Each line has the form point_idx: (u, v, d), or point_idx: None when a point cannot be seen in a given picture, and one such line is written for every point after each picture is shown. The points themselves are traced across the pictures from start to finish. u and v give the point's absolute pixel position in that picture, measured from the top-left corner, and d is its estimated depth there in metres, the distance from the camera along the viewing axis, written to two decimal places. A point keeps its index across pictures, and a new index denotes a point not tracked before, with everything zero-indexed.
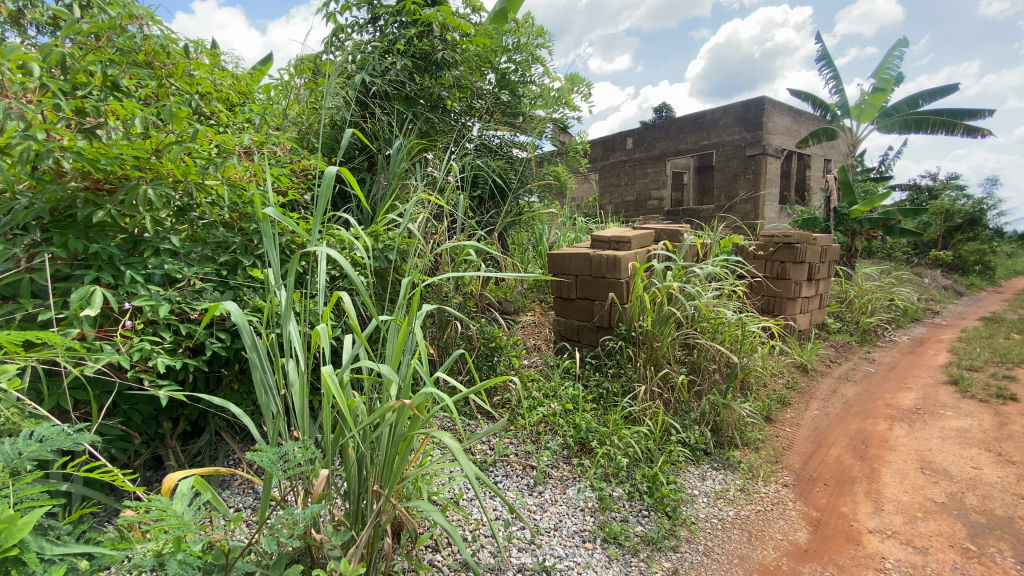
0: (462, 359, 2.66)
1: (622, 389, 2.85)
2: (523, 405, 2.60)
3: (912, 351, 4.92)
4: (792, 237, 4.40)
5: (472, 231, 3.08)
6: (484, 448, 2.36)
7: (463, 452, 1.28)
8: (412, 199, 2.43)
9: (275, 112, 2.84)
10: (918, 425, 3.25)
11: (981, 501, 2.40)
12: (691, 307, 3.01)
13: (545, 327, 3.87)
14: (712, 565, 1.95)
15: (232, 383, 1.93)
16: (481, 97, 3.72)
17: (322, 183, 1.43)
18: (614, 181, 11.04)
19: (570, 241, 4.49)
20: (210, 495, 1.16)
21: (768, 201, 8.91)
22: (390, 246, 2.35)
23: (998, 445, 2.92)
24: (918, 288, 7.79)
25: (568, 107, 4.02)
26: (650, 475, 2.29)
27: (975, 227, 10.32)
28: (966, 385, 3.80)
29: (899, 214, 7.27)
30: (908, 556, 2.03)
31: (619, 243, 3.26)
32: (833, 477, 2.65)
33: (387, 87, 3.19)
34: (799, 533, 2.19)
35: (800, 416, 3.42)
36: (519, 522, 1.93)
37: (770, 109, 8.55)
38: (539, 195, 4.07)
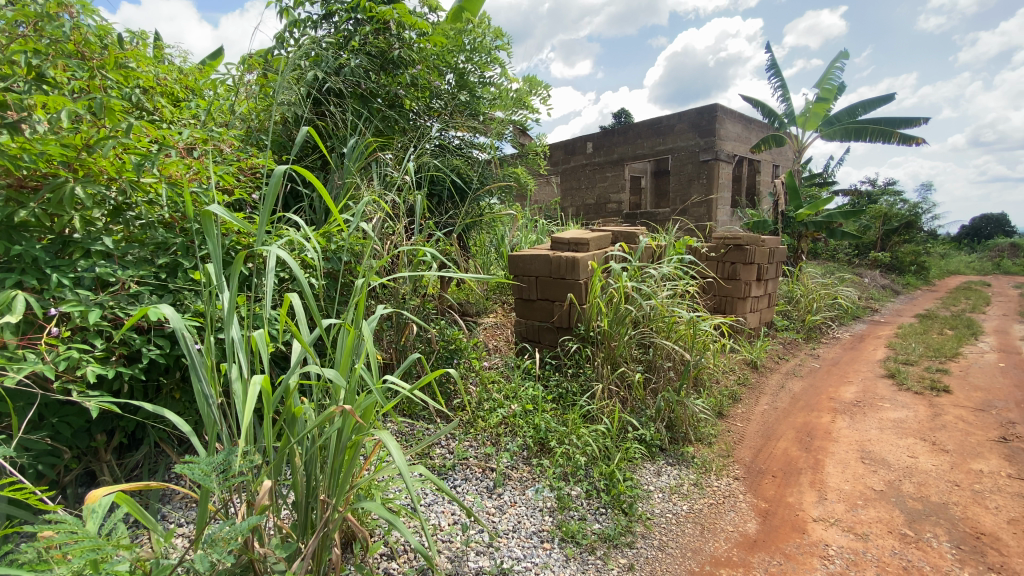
0: (420, 363, 2.62)
1: (581, 388, 2.88)
2: (482, 406, 2.59)
3: (854, 346, 5.20)
4: (741, 239, 4.58)
5: (431, 232, 3.05)
6: (443, 451, 2.33)
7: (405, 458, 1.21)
8: (366, 198, 2.38)
9: (222, 107, 2.73)
10: (858, 416, 3.44)
11: (917, 488, 2.55)
12: (648, 306, 3.08)
13: (506, 327, 3.87)
14: (667, 559, 1.99)
15: (173, 392, 1.82)
16: (439, 97, 3.67)
17: (270, 182, 1.35)
18: (575, 184, 11.19)
19: (531, 243, 4.52)
20: (128, 506, 1.07)
21: (721, 204, 9.24)
22: (343, 247, 2.29)
23: (931, 435, 3.12)
24: (858, 287, 8.26)
25: (527, 109, 4.03)
26: (607, 472, 2.31)
27: (910, 230, 11.02)
28: (902, 378, 4.04)
29: (841, 217, 7.69)
30: (850, 543, 2.12)
31: (578, 244, 3.30)
32: (781, 469, 2.76)
33: (342, 85, 3.12)
34: (749, 524, 2.27)
35: (751, 411, 3.55)
36: (478, 525, 1.92)
37: (722, 116, 8.89)
38: (499, 196, 4.07)
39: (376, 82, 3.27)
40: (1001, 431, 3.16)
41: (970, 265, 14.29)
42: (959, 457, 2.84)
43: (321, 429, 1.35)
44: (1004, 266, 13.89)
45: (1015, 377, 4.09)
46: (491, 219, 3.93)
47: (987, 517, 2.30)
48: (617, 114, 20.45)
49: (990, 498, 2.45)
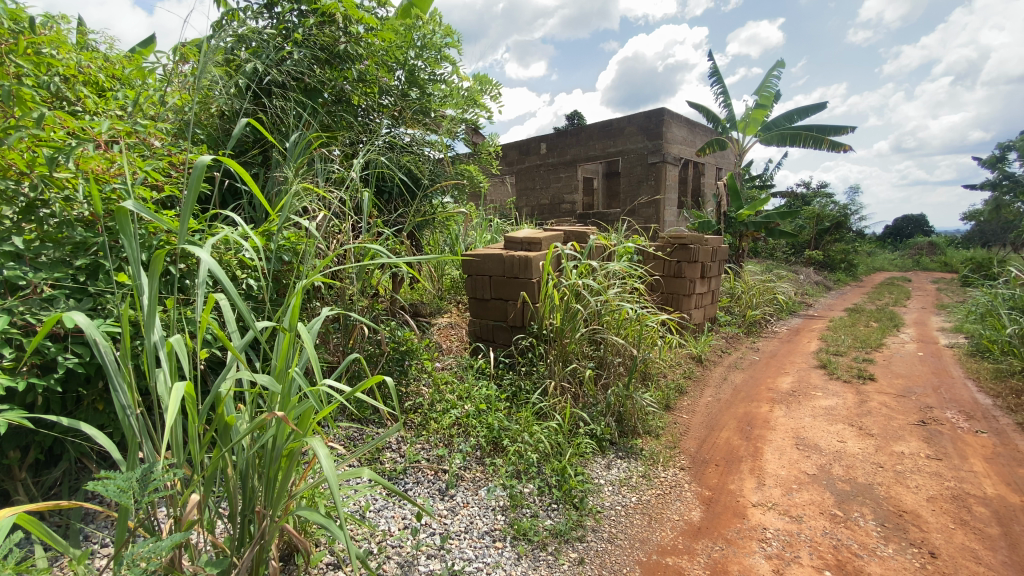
0: (354, 362, 2.46)
1: (534, 385, 2.91)
2: (434, 408, 2.55)
3: (790, 339, 5.51)
4: (686, 238, 4.75)
5: (380, 231, 2.98)
6: (394, 455, 2.28)
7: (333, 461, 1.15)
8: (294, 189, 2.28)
9: (153, 98, 2.56)
10: (793, 405, 3.64)
11: (845, 471, 2.72)
12: (598, 303, 3.14)
13: (459, 327, 3.85)
14: (616, 551, 2.04)
15: (95, 403, 1.68)
16: (389, 94, 3.60)
17: (193, 174, 1.26)
18: (530, 184, 11.25)
19: (484, 242, 4.51)
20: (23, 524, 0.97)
21: (669, 205, 9.58)
22: (285, 247, 2.21)
23: (858, 420, 3.34)
24: (794, 283, 8.77)
25: (478, 108, 4.01)
26: (559, 468, 2.34)
27: (840, 230, 11.79)
28: (832, 368, 4.32)
29: (778, 218, 8.13)
30: (785, 526, 2.24)
31: (531, 243, 3.32)
32: (723, 458, 2.88)
33: (284, 78, 2.99)
34: (694, 512, 2.35)
35: (695, 403, 3.69)
36: (429, 528, 1.89)
37: (669, 120, 9.20)
38: (451, 194, 4.04)
39: (321, 76, 3.16)
40: (919, 415, 3.43)
41: (892, 262, 15.47)
42: (883, 440, 3.06)
43: (255, 437, 1.29)
44: (922, 262, 15.12)
45: (931, 365, 4.46)
46: (444, 219, 3.89)
47: (908, 495, 2.49)
48: (569, 116, 20.81)
49: (909, 477, 2.65)
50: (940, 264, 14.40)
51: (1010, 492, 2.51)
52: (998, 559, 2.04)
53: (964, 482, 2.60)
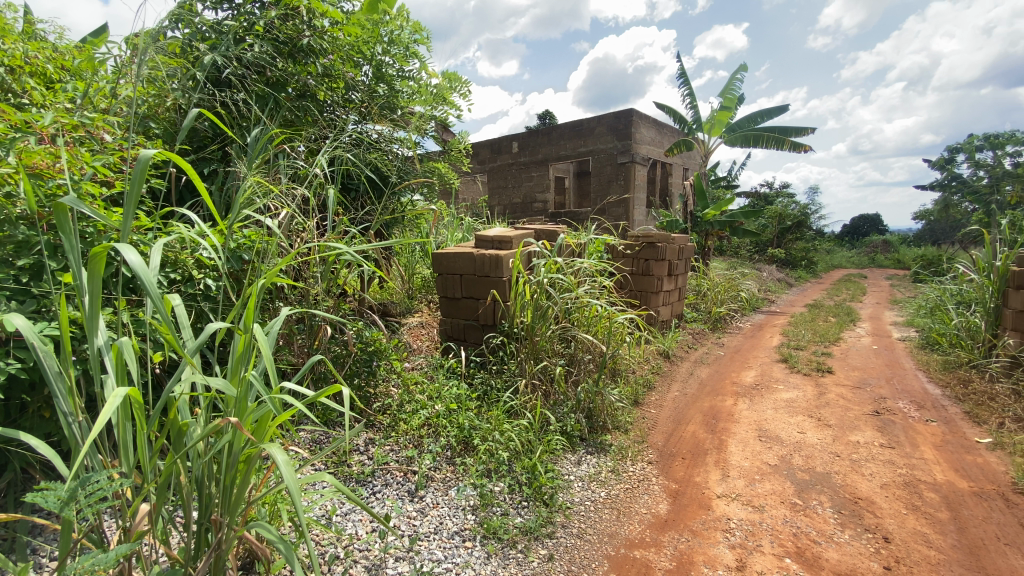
0: (320, 363, 2.37)
1: (505, 384, 2.91)
2: (404, 409, 2.52)
3: (754, 335, 5.68)
4: (654, 237, 4.84)
5: (346, 229, 2.93)
6: (362, 457, 2.24)
7: (291, 467, 1.12)
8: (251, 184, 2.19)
9: (104, 90, 2.44)
10: (756, 398, 3.75)
11: (805, 461, 2.82)
12: (568, 300, 3.16)
13: (430, 327, 3.81)
14: (585, 546, 2.05)
15: (41, 410, 1.59)
16: (356, 90, 3.53)
17: (136, 171, 1.20)
18: (502, 183, 11.21)
19: (455, 241, 4.49)
20: None
21: (638, 205, 9.74)
22: (246, 245, 2.15)
23: (817, 412, 3.47)
24: (758, 281, 9.04)
25: (447, 106, 3.98)
26: (529, 465, 2.36)
27: (801, 229, 12.22)
28: (793, 362, 4.48)
29: (743, 217, 8.37)
30: (748, 515, 2.31)
31: (501, 242, 3.31)
32: (690, 451, 2.95)
33: (245, 71, 2.90)
34: (661, 505, 2.39)
35: (663, 398, 3.77)
36: (397, 530, 1.86)
37: (637, 120, 9.35)
38: (421, 192, 3.99)
39: (284, 70, 3.08)
40: (874, 405, 3.58)
41: (849, 260, 16.13)
42: (840, 430, 3.19)
43: (210, 443, 1.25)
44: (877, 260, 15.82)
45: (885, 358, 4.66)
46: (413, 217, 3.85)
47: (863, 483, 2.60)
48: (541, 116, 20.85)
49: (865, 465, 2.76)
50: (893, 261, 15.11)
51: (957, 478, 2.65)
52: (947, 541, 2.14)
53: (915, 469, 2.73)
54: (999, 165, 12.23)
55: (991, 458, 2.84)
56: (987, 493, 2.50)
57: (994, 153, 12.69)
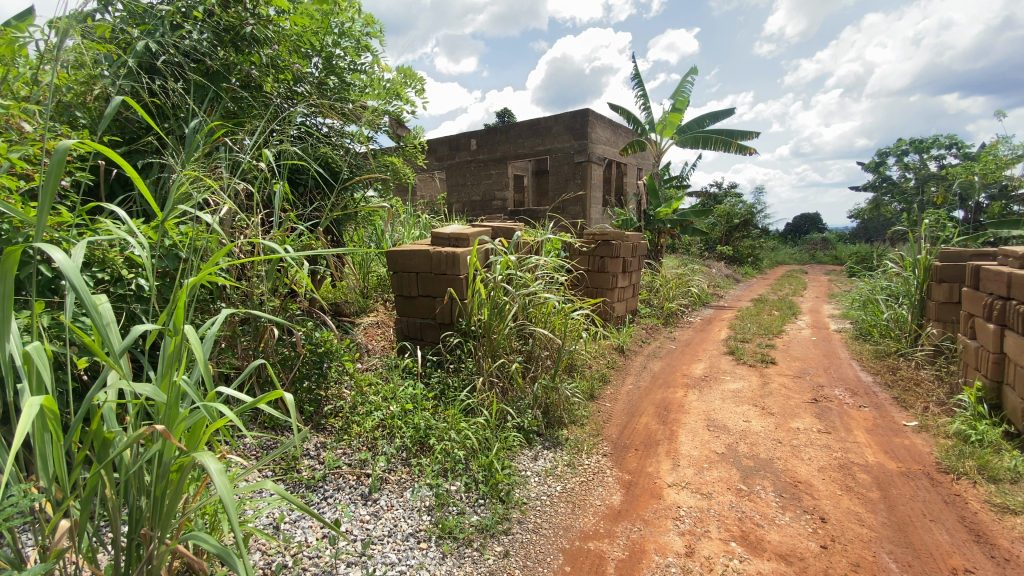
0: (258, 372, 2.32)
1: (462, 382, 2.90)
2: (357, 411, 2.46)
3: (703, 328, 5.90)
4: (609, 235, 4.93)
5: (294, 226, 2.83)
6: (312, 462, 2.17)
7: (226, 475, 1.07)
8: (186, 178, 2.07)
9: (19, 75, 2.25)
10: (705, 389, 3.90)
11: (749, 448, 2.95)
12: (524, 297, 3.17)
13: (386, 326, 3.74)
14: (541, 541, 2.07)
15: None
16: (303, 82, 3.41)
17: (51, 162, 1.10)
18: (459, 180, 11.11)
19: (412, 238, 4.43)
20: None
21: (594, 203, 9.90)
22: (182, 242, 2.04)
23: (761, 401, 3.64)
24: (708, 277, 9.39)
25: (401, 101, 3.90)
26: (485, 463, 2.35)
27: (747, 227, 12.78)
28: (739, 354, 4.68)
29: (693, 216, 8.67)
30: (697, 503, 2.39)
31: (458, 240, 3.29)
32: (642, 442, 3.03)
33: (183, 58, 2.75)
34: (614, 496, 2.45)
35: (618, 391, 3.85)
36: (350, 535, 1.83)
37: (593, 120, 9.51)
38: (375, 188, 3.90)
39: (225, 59, 2.93)
40: (813, 393, 3.79)
41: (792, 256, 17.02)
42: (782, 418, 3.36)
43: (139, 451, 1.19)
44: (817, 257, 16.73)
45: (822, 348, 4.95)
46: (366, 214, 3.77)
47: (803, 467, 2.74)
48: (498, 113, 20.73)
49: (804, 450, 2.92)
50: (831, 258, 16.05)
51: (887, 459, 2.83)
52: (878, 519, 2.29)
53: (850, 452, 2.91)
54: (924, 169, 13.19)
55: (916, 440, 3.05)
56: (914, 473, 2.69)
57: (919, 157, 13.67)
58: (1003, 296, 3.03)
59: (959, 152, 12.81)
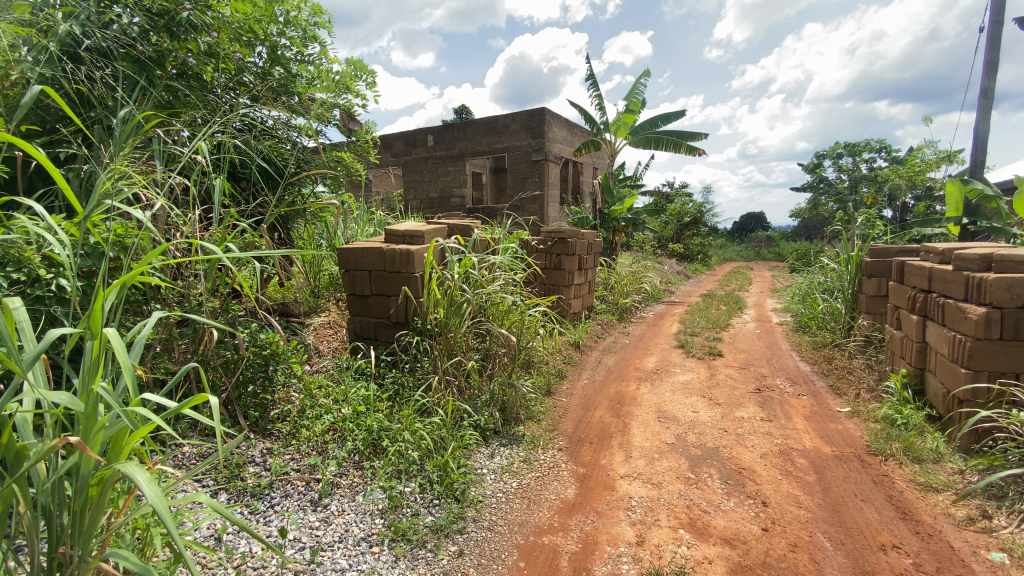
0: (193, 375, 2.19)
1: (417, 382, 2.85)
2: (306, 415, 2.38)
3: (656, 323, 6.08)
4: (565, 233, 4.99)
5: (235, 223, 2.70)
6: (257, 468, 2.08)
7: (154, 485, 1.01)
8: (111, 171, 1.93)
9: None
10: (657, 382, 4.02)
11: (697, 437, 3.06)
12: (481, 296, 3.15)
13: (338, 326, 3.64)
14: (495, 538, 2.07)
15: None
16: (246, 72, 3.28)
17: None
18: (416, 177, 10.93)
19: (365, 236, 4.32)
20: None
21: (552, 202, 9.99)
22: (110, 240, 1.91)
23: (709, 392, 3.79)
24: (660, 273, 9.68)
25: (352, 94, 3.79)
26: (440, 463, 2.33)
27: (696, 225, 13.26)
28: (689, 347, 4.85)
29: (646, 215, 8.91)
30: (648, 493, 2.46)
31: (412, 237, 3.23)
32: (596, 436, 3.08)
33: (112, 43, 2.54)
34: (569, 490, 2.48)
35: (574, 386, 3.91)
36: (297, 543, 1.77)
37: (549, 120, 9.58)
38: (325, 184, 3.78)
39: (158, 45, 2.75)
40: (757, 383, 3.99)
41: (738, 254, 17.78)
42: (728, 408, 3.50)
43: (55, 462, 1.10)
44: (761, 254, 17.57)
45: (765, 340, 5.21)
46: (316, 210, 3.65)
47: (747, 454, 2.87)
48: (456, 109, 20.53)
49: (748, 438, 3.06)
50: (774, 254, 16.91)
51: (823, 444, 3.01)
52: (814, 501, 2.43)
53: (789, 438, 3.08)
54: (857, 170, 14.08)
55: (849, 426, 3.26)
56: (846, 456, 2.87)
57: (853, 160, 14.58)
58: (924, 290, 3.26)
59: (887, 156, 13.75)
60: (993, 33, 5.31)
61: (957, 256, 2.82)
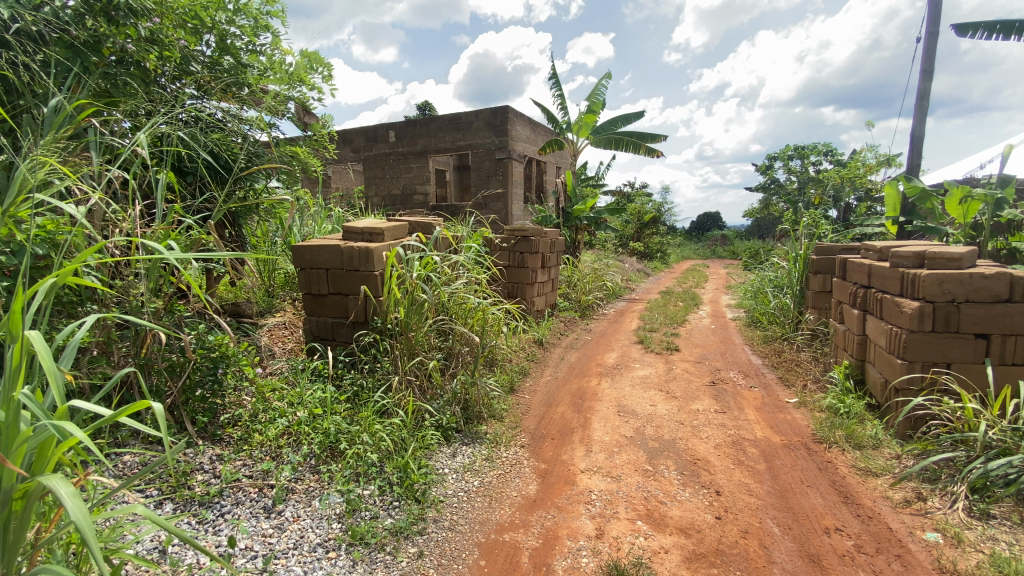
0: (131, 378, 2.07)
1: (376, 382, 2.80)
2: (259, 419, 2.31)
3: (617, 319, 6.20)
4: (527, 231, 5.01)
5: (180, 219, 2.57)
6: (206, 476, 1.99)
7: (80, 500, 0.95)
8: (40, 164, 1.79)
9: None
10: (617, 377, 4.10)
11: (655, 430, 3.14)
12: (443, 295, 3.13)
13: (294, 326, 3.52)
14: (456, 538, 2.06)
15: None
16: (193, 61, 3.12)
17: None
18: (378, 173, 10.71)
19: (323, 233, 4.21)
20: None
21: (515, 200, 10.01)
22: (40, 239, 1.77)
23: (667, 385, 3.90)
24: (621, 271, 9.89)
25: (307, 87, 3.67)
26: (401, 464, 2.29)
27: (656, 224, 13.59)
28: (648, 342, 4.97)
29: (607, 214, 9.06)
30: (607, 486, 2.50)
31: (372, 234, 3.16)
32: (558, 431, 3.11)
33: (42, 27, 2.36)
34: (530, 486, 2.49)
35: (536, 383, 3.94)
36: (248, 552, 1.70)
37: (513, 118, 9.59)
38: (279, 179, 3.65)
39: (94, 30, 2.57)
40: (711, 376, 4.13)
41: (695, 252, 18.33)
42: (684, 401, 3.61)
43: None
44: (717, 252, 18.20)
45: (719, 335, 5.40)
46: (269, 207, 3.52)
47: (702, 445, 2.97)
48: (419, 105, 20.26)
49: (702, 430, 3.16)
50: (728, 253, 17.57)
51: (772, 433, 3.15)
52: (764, 488, 2.53)
53: (741, 429, 3.20)
54: (805, 172, 14.78)
55: (797, 415, 3.42)
56: (794, 444, 3.01)
57: (801, 163, 15.30)
58: (864, 285, 3.46)
59: (833, 160, 14.47)
60: (929, 45, 5.67)
61: (894, 254, 2.99)
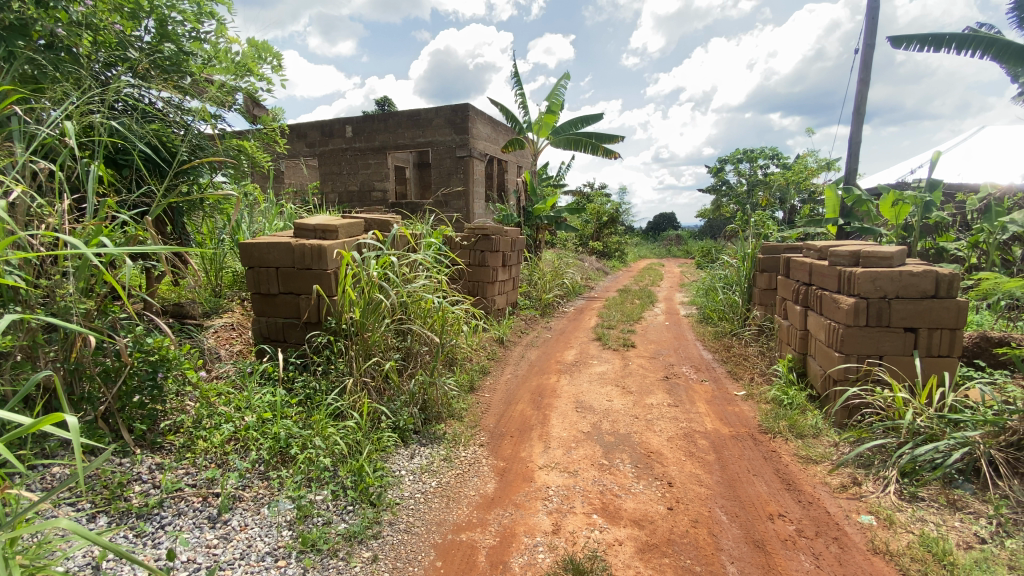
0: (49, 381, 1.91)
1: (330, 385, 2.72)
2: (203, 425, 2.21)
3: (576, 317, 6.29)
4: (488, 229, 4.99)
5: (113, 215, 2.41)
6: (144, 487, 1.88)
7: None
8: None
9: None
10: (575, 374, 4.16)
11: (611, 425, 3.21)
12: (401, 294, 3.07)
13: (242, 327, 3.38)
14: (412, 540, 2.04)
15: None
16: (130, 47, 2.94)
17: None
18: (334, 169, 10.40)
19: (274, 230, 4.06)
20: None
21: (475, 199, 9.97)
22: None
23: (623, 381, 3.99)
24: (580, 270, 10.03)
25: (256, 78, 3.53)
26: (355, 467, 2.24)
27: (614, 224, 13.87)
28: (606, 339, 5.08)
29: (567, 213, 9.17)
30: (564, 481, 2.54)
31: (325, 232, 3.06)
32: (517, 429, 3.13)
33: None
34: (488, 485, 2.49)
35: (496, 382, 3.94)
36: (190, 564, 1.62)
37: (473, 116, 9.55)
38: (225, 174, 3.48)
39: (19, 11, 2.38)
40: (666, 371, 4.25)
41: (652, 251, 18.81)
42: (639, 395, 3.71)
43: None
44: (672, 251, 18.74)
45: (674, 331, 5.57)
46: (215, 202, 3.36)
47: (655, 438, 3.05)
48: (378, 100, 19.83)
49: (656, 423, 3.26)
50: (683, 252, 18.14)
51: (722, 425, 3.28)
52: (713, 479, 2.63)
53: (693, 422, 3.31)
54: (754, 175, 15.44)
55: (744, 407, 3.58)
56: (742, 435, 3.15)
57: (751, 166, 15.97)
58: (806, 283, 3.65)
59: (779, 163, 15.18)
60: (866, 56, 6.04)
61: (833, 253, 3.17)
